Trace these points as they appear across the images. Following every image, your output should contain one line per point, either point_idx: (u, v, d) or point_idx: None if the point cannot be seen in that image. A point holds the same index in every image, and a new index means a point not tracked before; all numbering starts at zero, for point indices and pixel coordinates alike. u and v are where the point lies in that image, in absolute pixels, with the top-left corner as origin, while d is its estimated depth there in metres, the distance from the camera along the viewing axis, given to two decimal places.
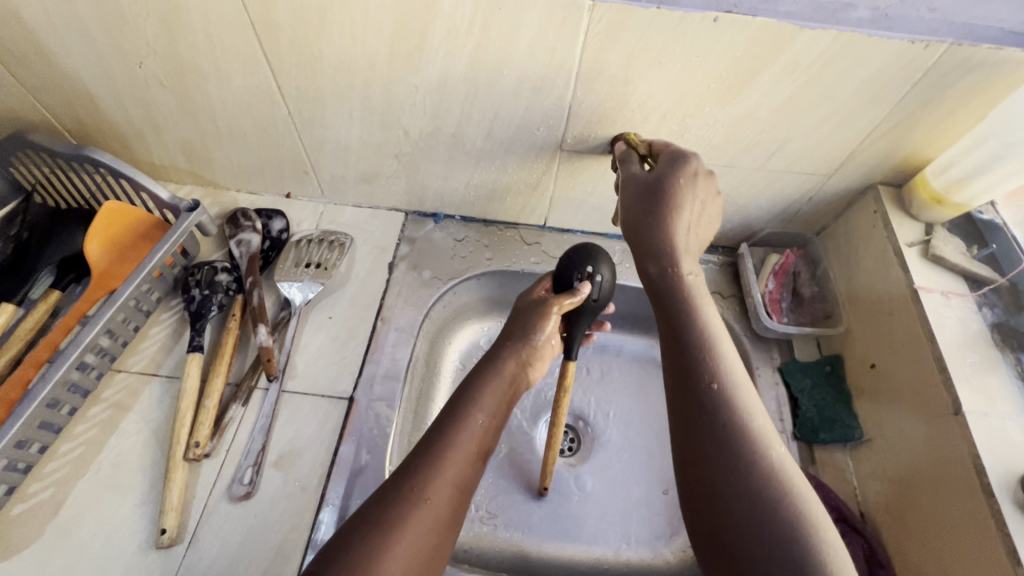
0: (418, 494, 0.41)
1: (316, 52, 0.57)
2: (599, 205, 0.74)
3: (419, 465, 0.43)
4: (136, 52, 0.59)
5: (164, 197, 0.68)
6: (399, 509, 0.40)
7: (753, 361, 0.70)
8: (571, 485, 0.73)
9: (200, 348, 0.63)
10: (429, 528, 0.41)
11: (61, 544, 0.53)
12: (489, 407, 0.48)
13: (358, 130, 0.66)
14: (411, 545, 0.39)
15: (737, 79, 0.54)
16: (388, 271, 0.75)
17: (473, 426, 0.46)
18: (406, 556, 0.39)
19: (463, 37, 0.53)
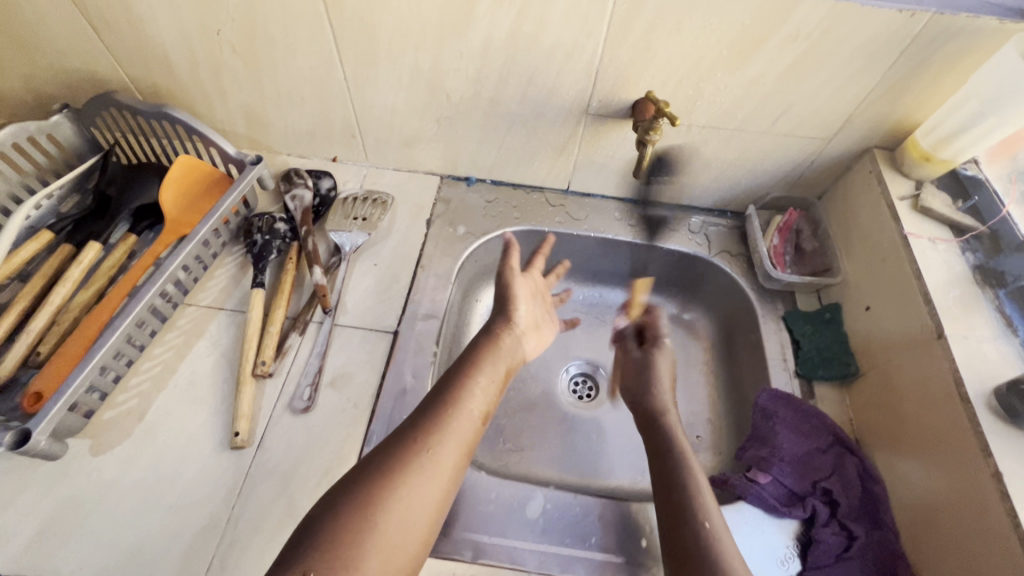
0: (424, 447, 0.49)
1: (376, 20, 0.64)
2: (619, 168, 0.82)
3: (424, 424, 0.51)
4: (216, 20, 0.67)
5: (231, 152, 0.76)
6: (410, 458, 0.48)
7: (759, 310, 0.77)
8: (588, 424, 0.81)
9: (262, 285, 0.71)
10: (435, 479, 0.48)
11: (146, 444, 0.61)
12: (488, 376, 0.57)
13: (406, 96, 0.74)
14: (420, 490, 0.47)
15: (747, 45, 0.62)
16: (426, 226, 0.82)
17: (471, 396, 0.55)
18: (413, 500, 0.46)
19: (507, 6, 0.61)
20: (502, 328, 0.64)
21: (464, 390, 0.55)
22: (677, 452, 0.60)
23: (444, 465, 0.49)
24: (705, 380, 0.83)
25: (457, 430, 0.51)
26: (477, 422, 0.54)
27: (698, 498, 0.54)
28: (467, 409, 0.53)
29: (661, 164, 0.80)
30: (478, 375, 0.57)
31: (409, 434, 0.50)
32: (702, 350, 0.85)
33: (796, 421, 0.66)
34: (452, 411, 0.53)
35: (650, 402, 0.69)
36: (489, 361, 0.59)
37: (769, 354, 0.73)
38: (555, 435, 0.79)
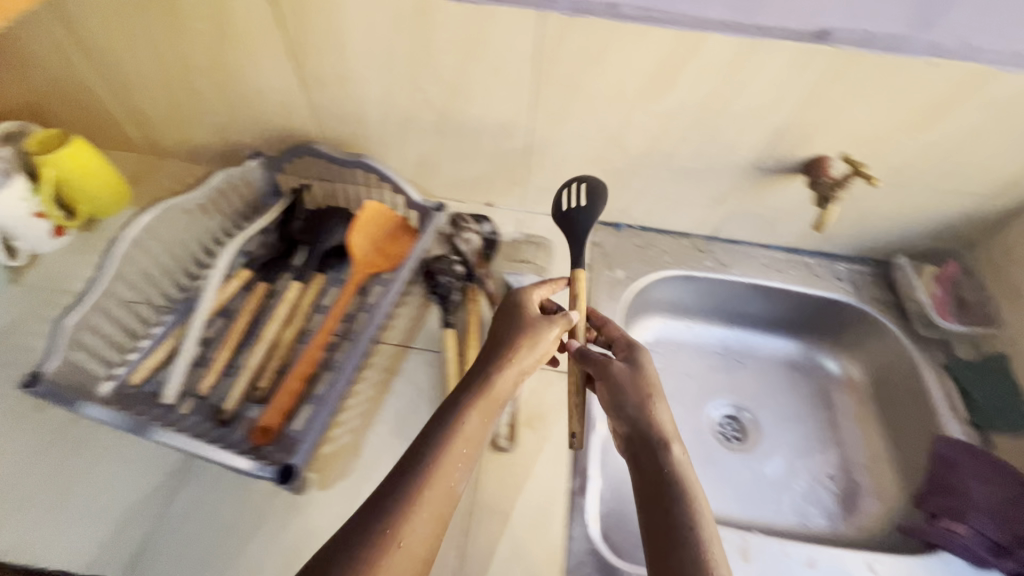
0: (414, 494, 0.46)
1: (580, 83, 0.70)
2: (771, 218, 0.85)
3: (393, 500, 0.46)
4: (424, 80, 0.73)
5: (417, 199, 0.81)
6: (377, 513, 0.45)
7: (919, 359, 0.79)
8: (742, 465, 0.84)
9: (451, 325, 0.74)
10: (425, 529, 0.46)
11: (368, 479, 0.63)
12: (467, 435, 0.52)
13: (582, 149, 0.79)
14: (411, 536, 0.45)
15: (934, 111, 0.66)
16: (585, 270, 0.86)
17: (455, 439, 0.51)
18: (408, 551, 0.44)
19: (712, 74, 0.66)
20: (510, 361, 0.57)
21: (455, 432, 0.51)
22: (672, 482, 0.50)
23: (426, 515, 0.46)
24: (858, 425, 0.86)
25: (454, 476, 0.49)
26: (466, 460, 0.51)
27: (695, 523, 0.47)
28: (456, 451, 0.50)
29: (815, 215, 0.83)
30: (464, 417, 0.53)
31: (394, 484, 0.47)
32: (852, 396, 0.88)
33: (986, 472, 0.67)
34: (450, 456, 0.50)
35: (660, 417, 0.55)
36: (474, 398, 0.54)
37: (937, 403, 0.75)
38: (714, 474, 0.83)
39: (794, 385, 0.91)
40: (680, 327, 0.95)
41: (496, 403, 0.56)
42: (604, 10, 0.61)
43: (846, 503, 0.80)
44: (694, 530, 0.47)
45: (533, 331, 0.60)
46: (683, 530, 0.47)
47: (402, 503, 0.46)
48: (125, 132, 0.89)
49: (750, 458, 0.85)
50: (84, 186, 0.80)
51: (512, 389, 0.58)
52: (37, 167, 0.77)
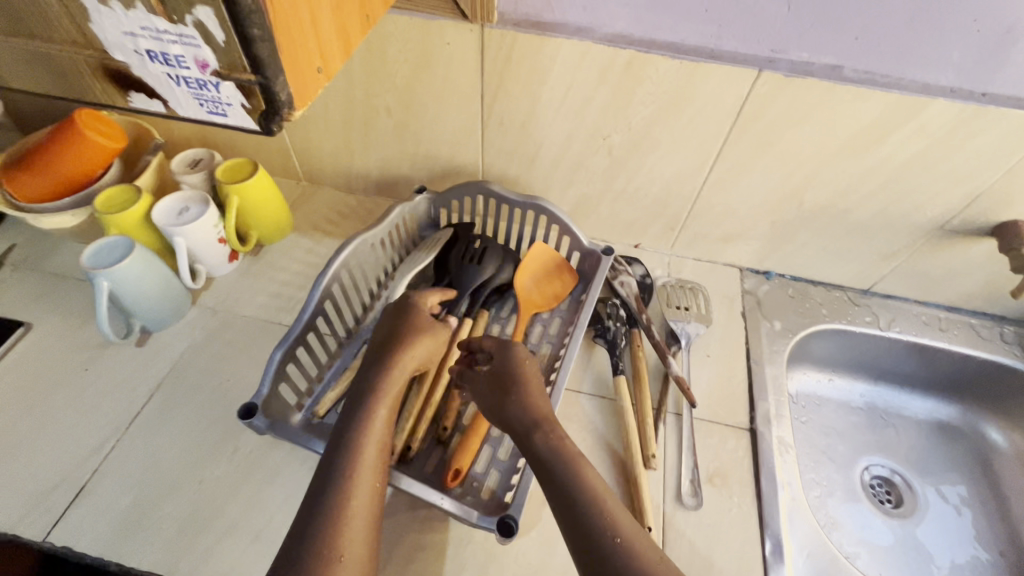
0: (345, 488, 0.51)
1: (774, 139, 0.69)
2: (940, 276, 0.83)
3: (313, 516, 0.49)
4: (610, 128, 0.74)
5: (586, 243, 0.80)
6: (331, 505, 0.50)
7: None
8: (902, 533, 0.81)
9: (622, 371, 0.74)
10: (364, 519, 0.50)
11: (559, 529, 0.63)
12: (374, 442, 0.55)
13: (755, 200, 0.79)
14: (351, 525, 0.49)
15: None
16: (742, 319, 0.85)
17: (366, 440, 0.54)
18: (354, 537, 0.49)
19: (924, 137, 0.65)
20: (393, 368, 0.60)
21: (366, 432, 0.55)
22: (559, 466, 0.53)
23: (360, 507, 0.51)
24: None
25: (368, 472, 0.53)
26: (381, 456, 0.55)
27: (609, 524, 0.49)
28: (366, 449, 0.54)
29: (991, 277, 0.81)
30: (373, 416, 0.56)
31: (327, 477, 0.52)
32: (1018, 468, 0.84)
33: None
34: (362, 453, 0.53)
35: (506, 408, 0.59)
36: (378, 401, 0.58)
37: None
38: (874, 541, 0.80)
39: (949, 451, 0.88)
40: (827, 381, 0.92)
41: (396, 401, 0.59)
42: (826, 71, 0.62)
43: None
44: (603, 518, 0.50)
45: (406, 345, 0.63)
46: (585, 516, 0.50)
47: (331, 499, 0.50)
48: (289, 159, 0.93)
49: (908, 525, 0.82)
50: (260, 213, 0.83)
51: (403, 388, 0.61)
52: (224, 194, 0.80)
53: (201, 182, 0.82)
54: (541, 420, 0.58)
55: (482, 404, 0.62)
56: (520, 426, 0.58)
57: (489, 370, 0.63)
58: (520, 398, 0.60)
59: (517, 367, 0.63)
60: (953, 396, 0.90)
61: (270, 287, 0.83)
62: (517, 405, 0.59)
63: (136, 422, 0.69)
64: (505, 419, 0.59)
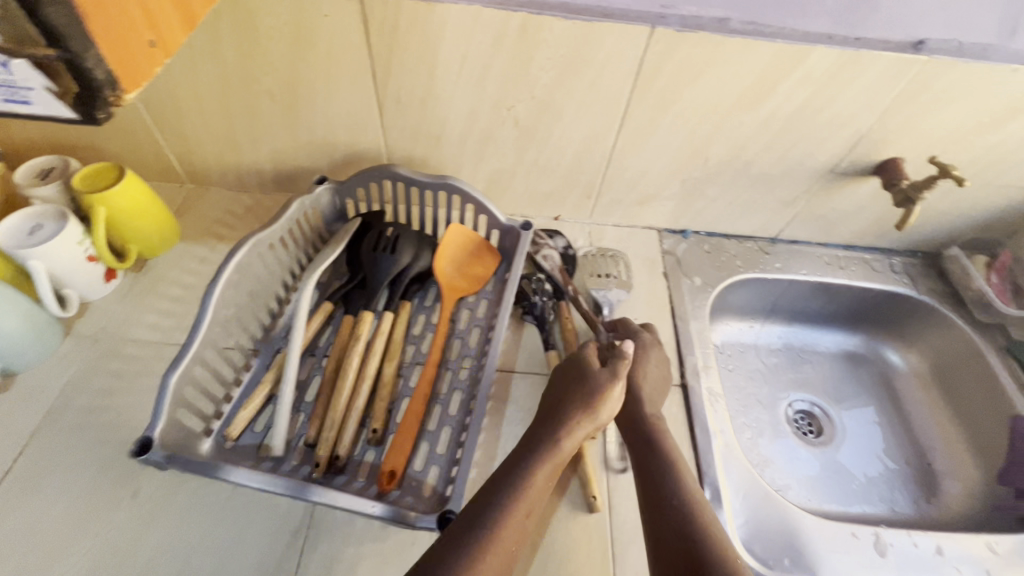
0: (489, 535, 0.48)
1: (675, 97, 0.70)
2: (834, 218, 0.89)
3: (461, 531, 0.49)
4: (513, 98, 0.71)
5: (503, 219, 0.78)
6: (471, 550, 0.47)
7: (981, 345, 0.84)
8: (825, 459, 0.87)
9: (553, 346, 0.73)
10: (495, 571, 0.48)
11: None
12: (544, 469, 0.55)
13: (665, 160, 0.79)
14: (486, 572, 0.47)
15: (1008, 112, 0.70)
16: (664, 279, 0.86)
17: (542, 462, 0.55)
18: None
19: (809, 83, 0.67)
20: (578, 423, 0.58)
21: (527, 480, 0.53)
22: (663, 460, 0.59)
23: (509, 531, 0.50)
24: (927, 412, 0.90)
25: (513, 523, 0.50)
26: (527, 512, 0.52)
27: (690, 503, 0.54)
28: (509, 497, 0.51)
29: (877, 214, 0.87)
30: (536, 469, 0.54)
31: (473, 519, 0.50)
32: (915, 384, 0.92)
33: None
34: (515, 503, 0.51)
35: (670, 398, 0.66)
36: (546, 456, 0.55)
37: (1007, 385, 0.80)
38: (802, 471, 0.85)
39: (859, 379, 0.95)
40: (749, 329, 0.97)
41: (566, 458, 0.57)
42: (713, 24, 0.63)
43: (927, 486, 0.84)
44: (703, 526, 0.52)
45: (606, 383, 0.60)
46: (676, 495, 0.55)
47: (471, 545, 0.48)
48: (166, 159, 0.83)
49: (830, 452, 0.88)
50: (137, 224, 0.73)
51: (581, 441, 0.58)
52: (87, 206, 0.69)
53: (57, 194, 0.71)
54: (643, 407, 0.64)
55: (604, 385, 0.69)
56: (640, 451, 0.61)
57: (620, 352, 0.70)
58: (634, 386, 0.66)
59: (639, 388, 0.66)
60: (857, 327, 0.97)
61: (160, 305, 0.74)
62: (631, 389, 0.66)
63: (9, 478, 0.59)
64: (620, 401, 0.66)
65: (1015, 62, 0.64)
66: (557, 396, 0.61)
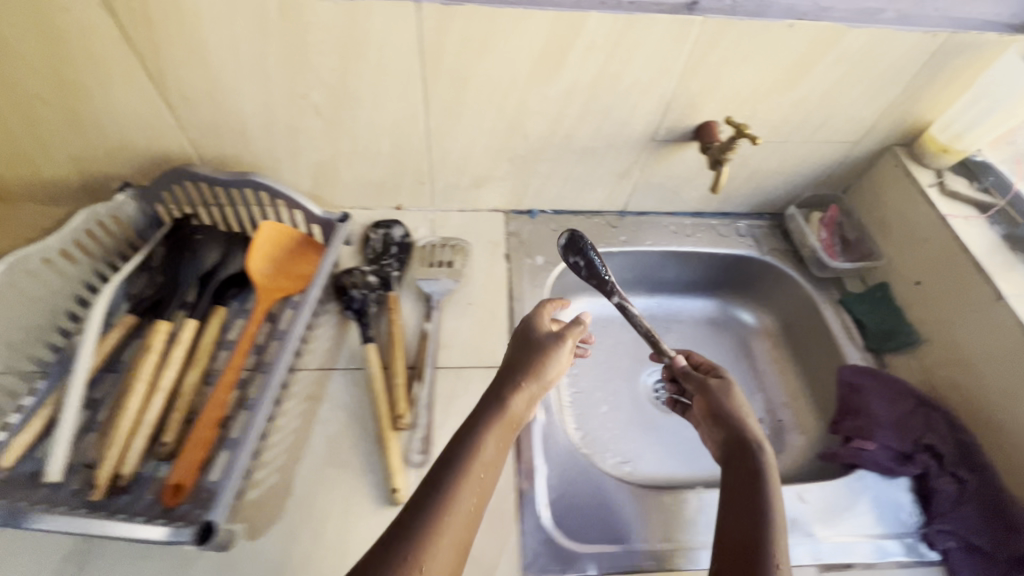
0: (438, 518, 0.45)
1: (469, 74, 0.68)
2: (672, 186, 0.89)
3: (406, 528, 0.44)
4: (305, 85, 0.68)
5: (318, 212, 0.75)
6: (416, 538, 0.43)
7: (816, 298, 0.87)
8: (679, 425, 0.87)
9: (373, 338, 0.71)
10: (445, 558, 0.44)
11: (304, 517, 0.59)
12: (493, 447, 0.51)
13: (485, 140, 0.78)
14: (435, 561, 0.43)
15: (801, 69, 0.71)
16: (505, 261, 0.85)
17: (489, 436, 0.52)
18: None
19: (597, 52, 0.67)
20: (524, 387, 0.57)
21: (474, 455, 0.50)
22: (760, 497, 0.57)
23: (458, 518, 0.46)
24: (775, 368, 0.91)
25: (466, 504, 0.47)
26: (478, 491, 0.48)
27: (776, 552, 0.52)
28: (478, 469, 0.49)
29: (712, 179, 0.88)
30: (483, 442, 0.51)
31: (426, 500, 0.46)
32: (766, 342, 0.94)
33: (880, 389, 0.75)
34: (464, 479, 0.48)
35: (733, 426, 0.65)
36: (496, 422, 0.53)
37: (837, 335, 0.83)
38: (654, 439, 0.85)
39: (719, 340, 0.95)
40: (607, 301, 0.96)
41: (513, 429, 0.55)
42: None
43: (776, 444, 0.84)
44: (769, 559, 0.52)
45: (548, 350, 0.60)
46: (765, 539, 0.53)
47: (423, 535, 0.44)
48: None
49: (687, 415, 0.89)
50: None
51: (522, 411, 0.56)
52: None
53: None
54: (756, 441, 0.62)
55: (711, 417, 0.68)
56: (740, 456, 0.62)
57: (709, 386, 0.69)
58: (747, 421, 0.65)
59: (737, 413, 0.66)
60: (716, 291, 0.98)
61: None
62: (733, 424, 0.65)
63: None
64: (733, 436, 0.64)
65: (789, 17, 0.65)
66: (505, 366, 0.60)
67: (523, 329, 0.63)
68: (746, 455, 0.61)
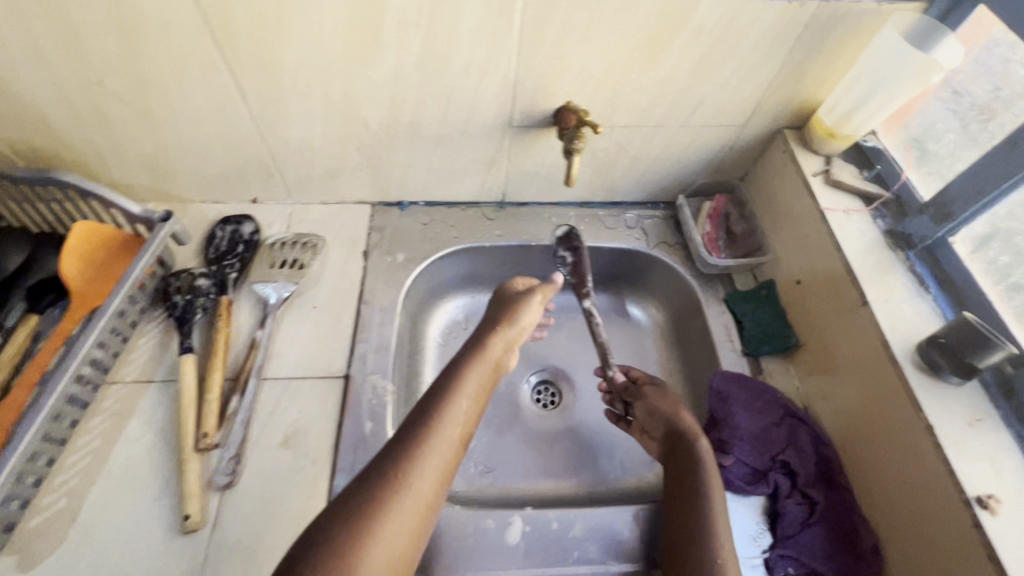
0: (439, 433, 0.52)
1: (275, 57, 0.61)
2: (549, 175, 0.82)
3: (400, 451, 0.50)
4: (95, 71, 0.61)
5: (136, 210, 0.69)
6: (423, 444, 0.50)
7: (700, 295, 0.80)
8: (557, 432, 0.82)
9: (190, 349, 0.66)
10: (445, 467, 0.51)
11: (85, 546, 0.56)
12: (469, 394, 0.57)
13: (321, 128, 0.71)
14: (437, 470, 0.50)
15: (656, 45, 0.62)
16: (363, 259, 0.79)
17: (461, 385, 0.57)
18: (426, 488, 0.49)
19: (413, 29, 0.59)
20: (501, 332, 0.65)
21: (466, 389, 0.57)
22: (699, 485, 0.59)
23: (442, 446, 0.51)
24: (659, 369, 0.84)
25: (451, 427, 0.53)
26: (471, 416, 0.57)
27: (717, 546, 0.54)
28: (469, 400, 0.57)
29: (590, 167, 0.80)
30: (464, 382, 0.58)
31: (427, 419, 0.53)
32: (654, 340, 0.86)
33: (749, 399, 0.68)
34: (458, 407, 0.55)
35: (679, 422, 0.65)
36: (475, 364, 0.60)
37: (715, 337, 0.76)
38: (526, 448, 0.80)
39: (611, 333, 0.87)
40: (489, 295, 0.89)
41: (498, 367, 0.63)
42: None
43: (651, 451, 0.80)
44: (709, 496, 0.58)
45: (525, 304, 0.69)
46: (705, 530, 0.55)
47: (424, 440, 0.51)
48: None
49: (564, 420, 0.83)
50: None
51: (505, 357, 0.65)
52: None
53: None
54: (694, 432, 0.64)
55: (655, 422, 0.68)
56: (680, 446, 0.63)
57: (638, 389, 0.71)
58: (682, 414, 0.66)
59: (679, 416, 0.66)
60: (614, 285, 0.89)
61: None
62: (675, 416, 0.66)
63: None
64: (671, 430, 0.65)
65: None
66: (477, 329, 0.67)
67: (507, 294, 0.72)
68: (676, 444, 0.64)
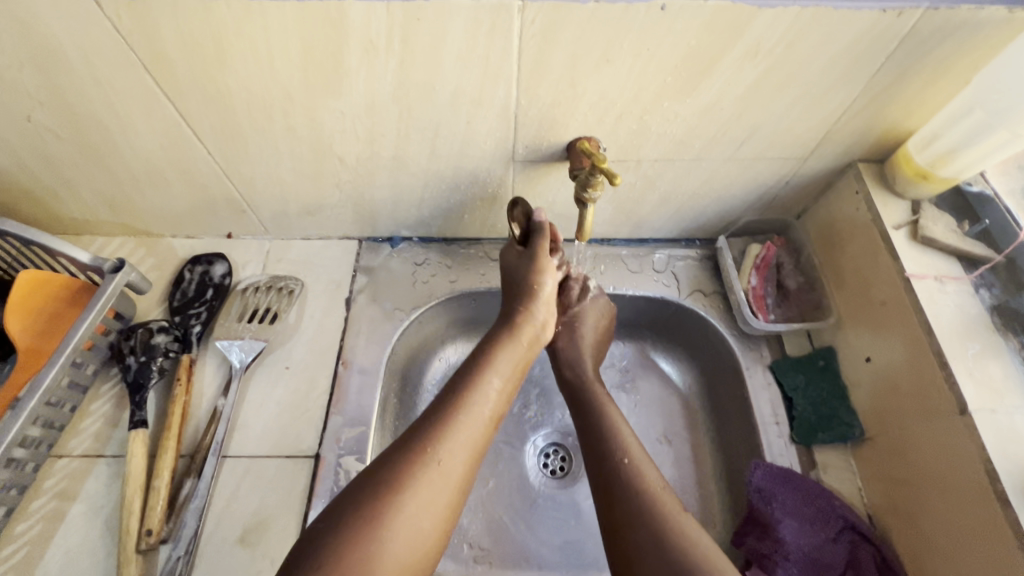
0: (431, 457, 0.43)
1: (221, 86, 0.50)
2: (563, 212, 0.69)
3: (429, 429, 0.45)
4: (20, 105, 0.52)
5: (84, 259, 0.60)
6: (407, 466, 0.43)
7: (742, 361, 0.66)
8: (567, 510, 0.69)
9: (144, 422, 0.58)
10: (431, 489, 0.42)
11: None
12: (503, 373, 0.52)
13: (291, 163, 0.60)
14: (419, 511, 0.41)
15: (696, 69, 0.48)
16: (346, 307, 0.69)
17: (492, 364, 0.52)
18: (409, 521, 0.41)
19: (383, 55, 0.47)
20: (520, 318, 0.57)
21: (473, 391, 0.49)
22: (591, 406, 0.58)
23: (469, 422, 0.47)
24: (689, 439, 0.70)
25: (474, 412, 0.47)
26: (479, 427, 0.47)
27: (623, 449, 0.51)
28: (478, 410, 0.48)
29: (612, 204, 0.67)
30: (498, 356, 0.53)
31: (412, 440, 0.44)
32: (679, 405, 0.72)
33: (797, 504, 0.56)
34: (457, 419, 0.46)
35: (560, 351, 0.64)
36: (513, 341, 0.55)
37: (760, 419, 0.62)
38: (530, 531, 0.67)
39: (633, 393, 0.73)
40: None
41: (518, 363, 0.54)
42: None
43: None
44: (621, 445, 0.52)
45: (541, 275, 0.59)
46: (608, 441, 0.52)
47: (410, 465, 0.43)
48: None
49: (575, 496, 0.70)
50: None
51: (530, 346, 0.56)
52: None
53: None
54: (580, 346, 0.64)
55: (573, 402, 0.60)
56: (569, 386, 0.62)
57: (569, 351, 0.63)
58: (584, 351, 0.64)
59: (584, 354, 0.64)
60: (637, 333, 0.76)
61: None
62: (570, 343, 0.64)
63: None
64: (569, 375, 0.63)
65: None
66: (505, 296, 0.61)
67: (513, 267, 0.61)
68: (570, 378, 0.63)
